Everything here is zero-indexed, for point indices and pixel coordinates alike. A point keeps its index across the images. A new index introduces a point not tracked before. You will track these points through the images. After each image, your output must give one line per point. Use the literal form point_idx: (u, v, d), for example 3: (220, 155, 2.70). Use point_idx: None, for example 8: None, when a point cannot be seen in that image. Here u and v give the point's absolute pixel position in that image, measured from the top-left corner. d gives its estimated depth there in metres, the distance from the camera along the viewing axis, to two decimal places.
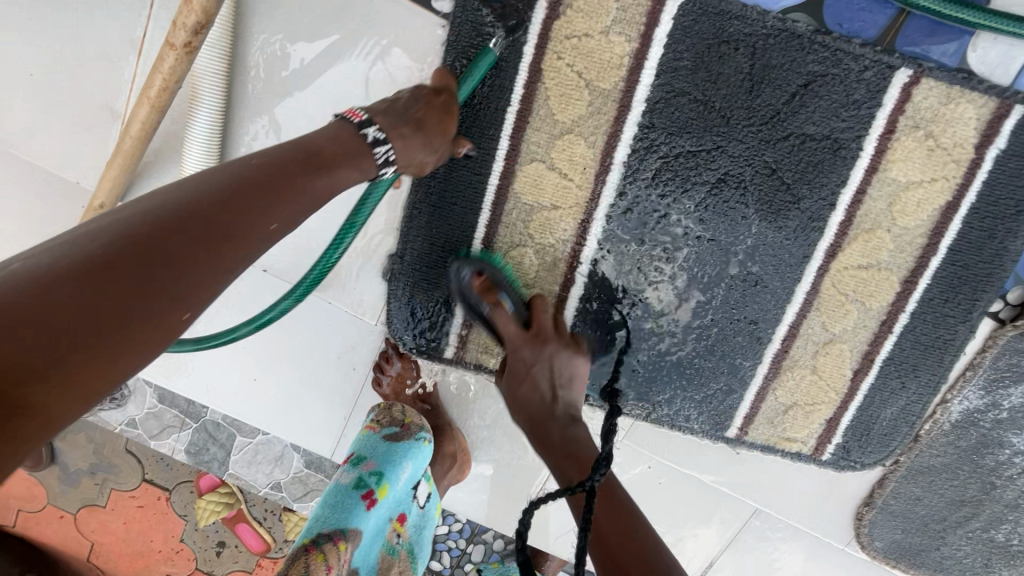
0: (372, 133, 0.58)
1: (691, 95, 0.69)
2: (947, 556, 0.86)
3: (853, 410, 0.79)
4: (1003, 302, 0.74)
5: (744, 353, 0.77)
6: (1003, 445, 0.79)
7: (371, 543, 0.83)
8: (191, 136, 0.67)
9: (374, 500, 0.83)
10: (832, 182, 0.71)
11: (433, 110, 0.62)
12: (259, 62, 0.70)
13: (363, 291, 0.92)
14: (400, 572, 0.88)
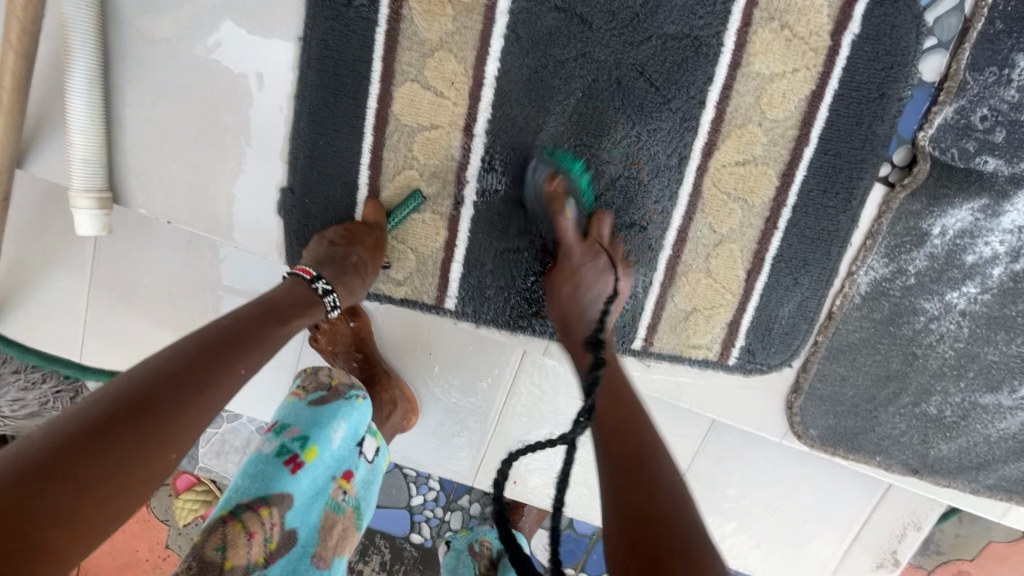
0: (321, 287, 0.66)
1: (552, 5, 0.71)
2: (885, 436, 0.85)
3: (763, 297, 0.79)
4: (891, 166, 0.75)
5: (635, 259, 0.79)
6: (917, 312, 0.79)
7: (309, 504, 0.74)
8: (71, 88, 0.69)
9: (300, 463, 0.74)
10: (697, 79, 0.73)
11: (369, 253, 0.72)
12: (130, 10, 0.71)
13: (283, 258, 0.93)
14: (346, 532, 0.79)
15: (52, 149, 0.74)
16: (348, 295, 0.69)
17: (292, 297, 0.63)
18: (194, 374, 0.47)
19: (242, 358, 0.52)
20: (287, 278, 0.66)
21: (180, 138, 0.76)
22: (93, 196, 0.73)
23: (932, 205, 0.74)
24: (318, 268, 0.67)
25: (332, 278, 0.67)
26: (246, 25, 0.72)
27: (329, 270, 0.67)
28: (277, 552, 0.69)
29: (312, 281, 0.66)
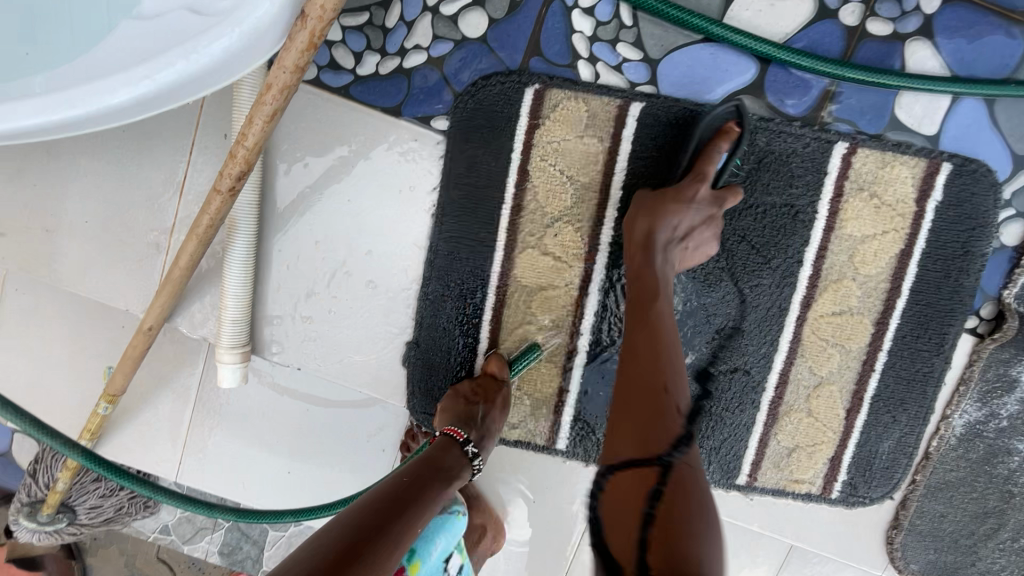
0: (472, 449, 0.73)
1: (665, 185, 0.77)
2: (985, 571, 0.87)
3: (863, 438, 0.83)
4: (978, 318, 0.80)
5: (739, 400, 0.82)
6: (1012, 452, 0.83)
7: None
8: (230, 261, 0.76)
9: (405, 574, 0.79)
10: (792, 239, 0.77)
11: (499, 411, 0.77)
12: (284, 187, 0.80)
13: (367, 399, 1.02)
14: None
15: (199, 307, 0.81)
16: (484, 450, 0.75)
17: (449, 458, 0.71)
18: (376, 526, 0.55)
19: (412, 513, 0.60)
20: (441, 437, 0.73)
21: (318, 294, 0.82)
22: (238, 351, 0.79)
23: (1022, 355, 0.79)
24: (464, 429, 0.74)
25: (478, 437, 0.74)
26: (387, 200, 0.79)
27: (473, 430, 0.74)
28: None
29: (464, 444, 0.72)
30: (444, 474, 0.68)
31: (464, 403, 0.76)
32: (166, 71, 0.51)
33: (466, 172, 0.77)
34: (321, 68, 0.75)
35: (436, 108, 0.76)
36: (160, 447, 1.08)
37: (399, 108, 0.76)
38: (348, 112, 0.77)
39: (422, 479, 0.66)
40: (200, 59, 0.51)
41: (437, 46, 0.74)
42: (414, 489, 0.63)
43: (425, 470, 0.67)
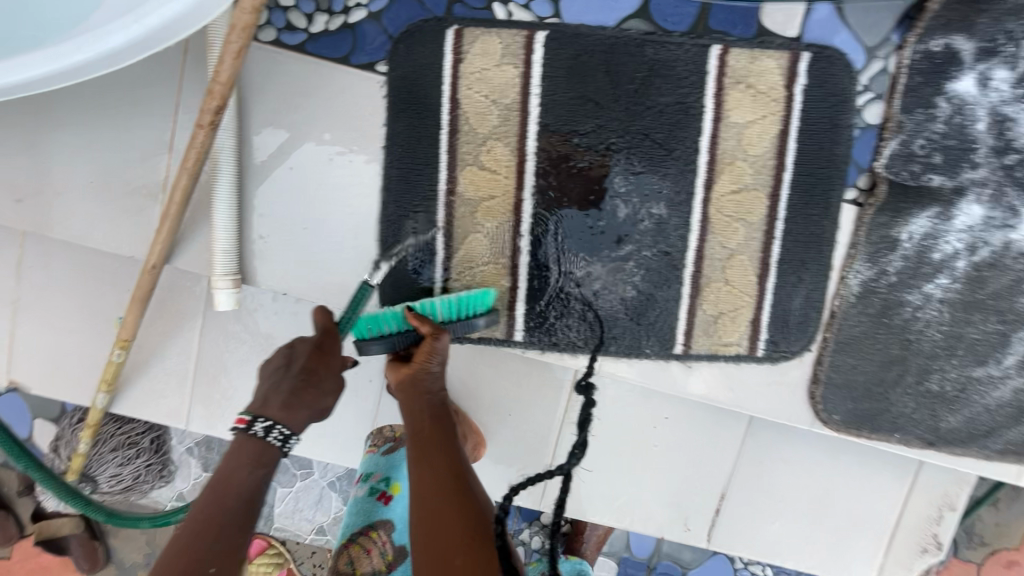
0: (259, 427, 0.80)
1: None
2: (899, 415, 0.99)
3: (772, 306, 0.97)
4: (856, 189, 0.94)
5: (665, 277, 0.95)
6: (904, 304, 0.96)
7: (410, 525, 0.95)
8: (217, 197, 0.90)
9: (389, 496, 0.96)
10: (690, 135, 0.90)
11: (314, 364, 0.82)
12: (256, 134, 0.93)
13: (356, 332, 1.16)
14: None
15: (194, 245, 0.95)
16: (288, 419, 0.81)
17: (243, 456, 0.80)
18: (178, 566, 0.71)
19: (213, 535, 0.74)
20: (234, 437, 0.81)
21: (294, 224, 0.96)
22: (229, 278, 0.92)
23: (896, 216, 0.93)
24: (250, 413, 0.81)
25: (268, 414, 0.80)
26: (347, 137, 0.93)
27: (262, 409, 0.81)
28: (396, 563, 0.90)
29: (253, 426, 0.80)
30: (259, 461, 0.80)
31: (264, 388, 0.83)
32: (154, 16, 0.65)
33: (408, 102, 0.91)
34: (280, 30, 0.90)
35: (379, 54, 0.91)
36: (169, 397, 1.21)
37: (348, 58, 0.91)
38: (305, 64, 0.91)
39: (242, 472, 0.79)
40: (181, 2, 0.65)
41: (375, 2, 0.89)
42: (230, 485, 0.78)
43: (244, 463, 0.79)
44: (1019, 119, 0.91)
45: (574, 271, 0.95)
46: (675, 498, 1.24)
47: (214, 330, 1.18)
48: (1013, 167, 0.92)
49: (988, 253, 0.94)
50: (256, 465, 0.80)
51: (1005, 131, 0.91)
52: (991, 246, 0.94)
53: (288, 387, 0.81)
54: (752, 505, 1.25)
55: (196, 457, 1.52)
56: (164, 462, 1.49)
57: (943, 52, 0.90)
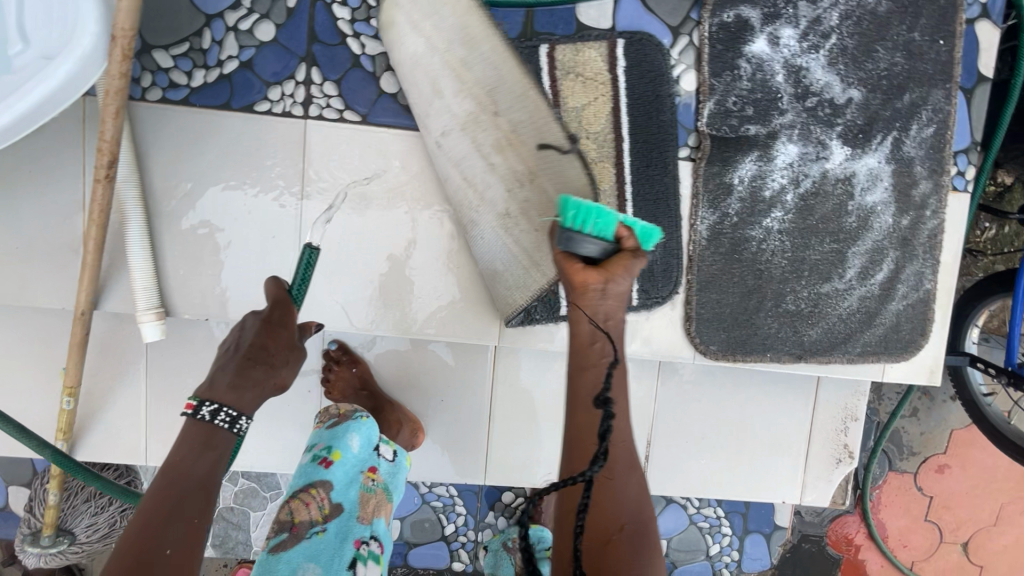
0: (207, 410, 0.79)
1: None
2: (767, 336, 1.12)
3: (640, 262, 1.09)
4: (687, 148, 1.08)
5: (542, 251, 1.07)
6: (749, 239, 1.09)
7: (347, 486, 1.04)
8: (131, 242, 1.01)
9: (330, 461, 1.04)
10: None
11: (264, 332, 0.87)
12: (160, 182, 1.05)
13: None
14: (378, 503, 1.08)
15: (119, 289, 1.06)
16: (241, 396, 0.82)
17: (195, 438, 0.78)
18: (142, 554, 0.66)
19: (178, 515, 0.71)
20: (187, 418, 0.79)
21: (207, 255, 1.08)
22: (152, 312, 1.03)
23: (726, 165, 1.07)
24: (200, 397, 0.80)
25: (216, 397, 0.80)
26: (240, 173, 1.06)
27: (210, 392, 0.80)
28: (331, 515, 1.00)
29: (199, 411, 0.79)
30: (209, 443, 0.78)
31: (217, 368, 0.84)
32: (57, 72, 0.75)
33: (288, 134, 1.04)
34: (164, 89, 1.02)
35: (255, 97, 1.04)
36: (126, 437, 1.30)
37: (228, 103, 1.04)
38: (192, 114, 1.03)
39: (186, 460, 0.76)
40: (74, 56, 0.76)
41: (244, 52, 1.03)
42: (183, 471, 0.75)
43: (192, 446, 0.77)
44: (810, 67, 1.06)
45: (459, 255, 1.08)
46: None
47: (158, 368, 1.28)
48: (814, 108, 1.07)
49: (810, 183, 1.08)
50: (207, 445, 0.78)
51: (801, 79, 1.06)
52: (811, 177, 1.08)
53: (246, 360, 0.84)
54: (679, 447, 1.37)
55: None
56: None
57: (735, 21, 1.05)
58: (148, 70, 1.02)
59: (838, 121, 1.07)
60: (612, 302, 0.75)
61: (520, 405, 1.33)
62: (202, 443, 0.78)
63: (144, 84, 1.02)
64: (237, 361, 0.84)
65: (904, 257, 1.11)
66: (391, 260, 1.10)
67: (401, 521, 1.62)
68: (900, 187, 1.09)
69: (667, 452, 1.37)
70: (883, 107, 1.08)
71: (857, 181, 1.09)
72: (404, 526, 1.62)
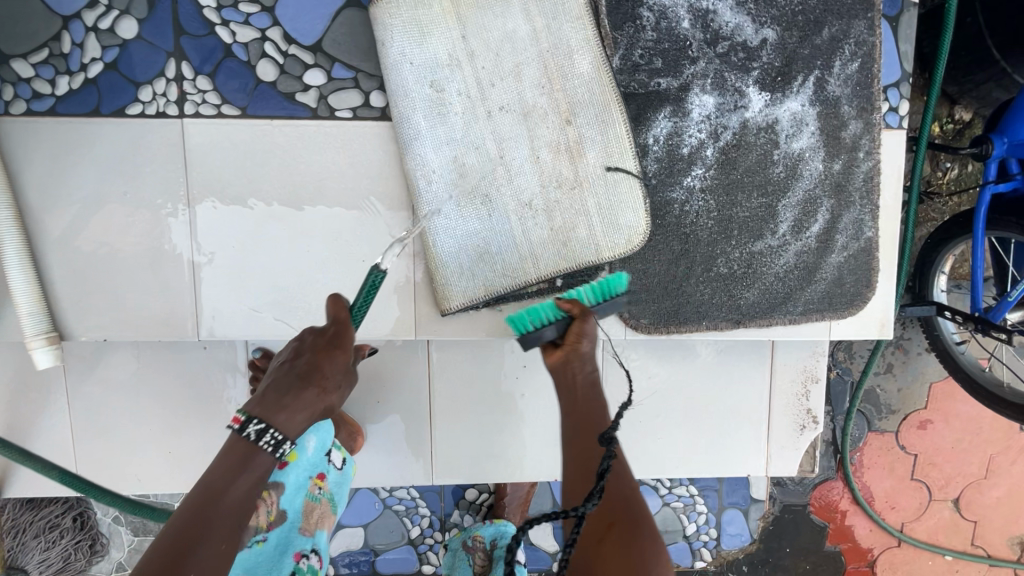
0: (256, 426, 0.76)
1: (321, 96, 0.99)
2: (701, 304, 1.05)
3: (562, 236, 0.99)
4: None
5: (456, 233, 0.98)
6: (671, 201, 1.02)
7: (296, 492, 1.01)
8: (9, 266, 0.95)
9: (284, 462, 0.99)
10: (422, 92, 0.96)
11: (314, 355, 0.83)
12: (37, 200, 0.99)
13: (212, 360, 1.22)
14: (321, 517, 1.02)
15: (8, 316, 1.00)
16: (279, 419, 0.77)
17: (240, 453, 0.75)
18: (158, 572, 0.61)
19: (194, 537, 0.65)
20: (229, 434, 0.76)
21: (98, 273, 1.02)
22: (43, 337, 0.98)
23: (637, 125, 1.00)
24: (248, 412, 0.77)
25: (265, 415, 0.77)
26: (120, 182, 0.99)
27: (260, 409, 0.77)
28: (274, 523, 0.97)
29: (246, 427, 0.76)
30: (244, 465, 0.74)
31: (270, 380, 0.81)
32: None
33: (166, 136, 0.98)
34: (28, 100, 0.96)
35: (125, 100, 0.97)
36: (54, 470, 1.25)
37: (97, 109, 0.97)
38: (60, 124, 0.97)
39: (225, 481, 0.72)
40: None
41: (107, 52, 0.96)
42: (217, 494, 0.71)
43: (224, 469, 0.73)
44: (717, 10, 0.99)
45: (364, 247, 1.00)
46: (556, 439, 1.30)
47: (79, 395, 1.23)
48: (726, 53, 0.99)
49: (730, 135, 1.01)
50: (247, 467, 0.74)
51: (709, 23, 0.99)
52: (731, 129, 1.01)
53: (301, 381, 0.80)
54: (632, 429, 1.30)
55: (125, 525, 1.56)
56: (93, 536, 1.53)
57: None
58: (8, 82, 0.96)
59: (753, 66, 0.99)
60: (582, 364, 0.85)
61: (459, 400, 1.27)
62: (239, 464, 0.74)
63: (6, 97, 0.96)
64: (306, 370, 0.81)
65: (840, 205, 1.03)
66: (293, 260, 1.03)
67: (364, 529, 1.57)
68: (828, 130, 1.01)
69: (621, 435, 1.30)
70: (802, 46, 1.00)
71: (781, 128, 1.01)
72: (367, 534, 1.57)
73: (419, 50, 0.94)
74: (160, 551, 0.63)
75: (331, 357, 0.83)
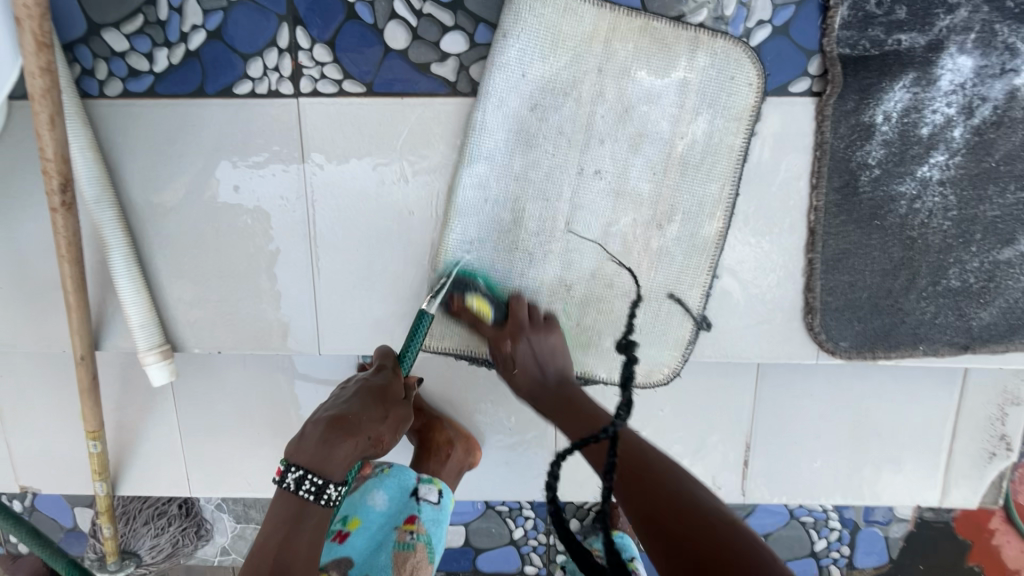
0: (293, 474, 0.71)
1: (461, 66, 0.80)
2: (918, 324, 0.85)
3: (591, 350, 0.89)
4: (808, 78, 0.78)
5: (471, 325, 0.89)
6: (897, 197, 0.80)
7: (374, 554, 0.92)
8: (118, 273, 0.85)
9: (347, 531, 0.94)
10: (588, 58, 0.77)
11: (365, 391, 0.78)
12: (138, 196, 0.87)
13: (322, 365, 1.11)
14: (418, 564, 0.92)
15: (118, 326, 0.91)
16: (325, 459, 0.72)
17: (286, 504, 0.71)
18: None
19: None
20: (276, 489, 0.72)
21: (208, 278, 0.90)
22: (156, 350, 0.88)
23: (865, 98, 0.77)
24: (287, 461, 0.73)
25: (300, 460, 0.71)
26: (229, 175, 0.86)
27: (295, 456, 0.72)
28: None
29: (286, 478, 0.71)
30: (299, 515, 0.71)
31: (313, 417, 0.76)
32: None
33: (281, 120, 0.83)
34: (124, 79, 0.82)
35: (231, 77, 0.82)
36: (163, 472, 1.20)
37: (202, 89, 0.82)
38: (161, 107, 0.83)
39: (280, 540, 0.70)
40: None
41: (210, 18, 0.80)
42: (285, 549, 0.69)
43: (277, 525, 0.71)
44: None
45: (512, 252, 0.86)
46: (696, 458, 1.14)
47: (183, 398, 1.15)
48: None
49: (989, 110, 0.77)
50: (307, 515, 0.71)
51: None
52: (992, 101, 0.77)
53: (344, 413, 0.75)
54: (785, 450, 1.13)
55: (227, 511, 1.52)
56: (198, 523, 1.50)
57: None
58: (101, 57, 0.81)
59: None
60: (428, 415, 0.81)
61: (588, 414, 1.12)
62: (291, 515, 0.71)
63: (100, 76, 0.82)
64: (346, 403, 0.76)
65: None
66: (423, 264, 0.89)
67: (465, 528, 1.50)
68: None
69: (772, 456, 1.14)
70: None
71: None
72: (468, 533, 1.50)
73: (561, 30, 0.76)
74: None
75: (375, 391, 0.78)
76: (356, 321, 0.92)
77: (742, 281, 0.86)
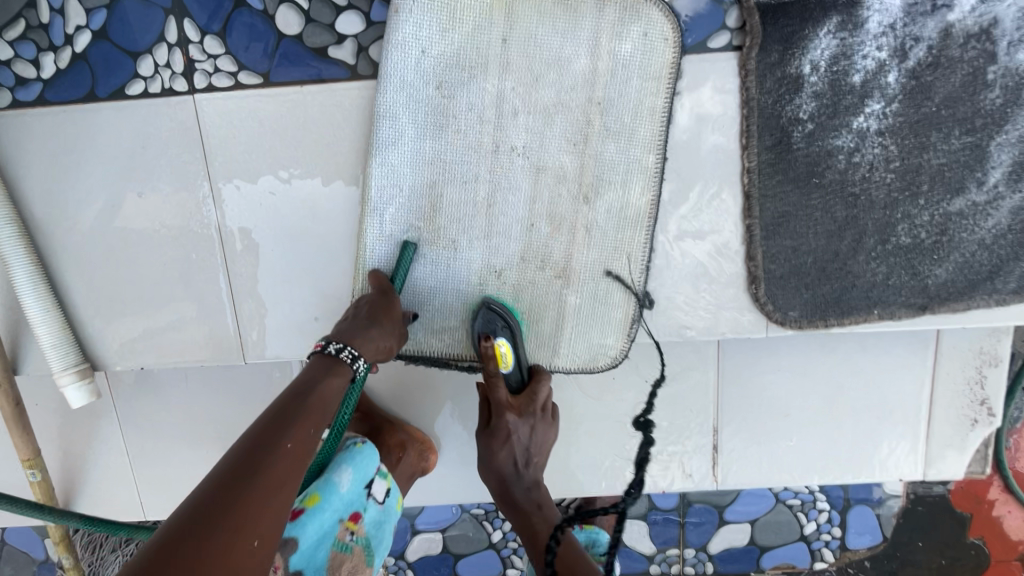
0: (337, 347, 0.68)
1: (360, 48, 0.76)
2: (870, 286, 0.79)
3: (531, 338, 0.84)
4: (728, 32, 0.73)
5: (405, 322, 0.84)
6: (834, 152, 0.75)
7: (315, 545, 0.84)
8: (23, 292, 0.81)
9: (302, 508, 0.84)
10: (491, 27, 0.73)
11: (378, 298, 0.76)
12: (41, 211, 0.83)
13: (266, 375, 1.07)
14: (353, 568, 0.87)
15: (34, 347, 0.87)
16: (359, 345, 0.69)
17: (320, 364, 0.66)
18: (256, 450, 0.54)
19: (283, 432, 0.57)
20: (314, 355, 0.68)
21: (123, 291, 0.86)
22: (73, 370, 0.84)
23: (789, 48, 0.72)
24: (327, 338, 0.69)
25: (342, 337, 0.69)
26: (132, 181, 0.82)
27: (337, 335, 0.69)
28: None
29: (326, 349, 0.68)
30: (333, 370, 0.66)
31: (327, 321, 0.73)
32: None
33: (179, 119, 0.79)
34: (12, 89, 0.78)
35: (122, 79, 0.78)
36: (114, 497, 1.16)
37: (93, 92, 0.78)
38: (54, 115, 0.79)
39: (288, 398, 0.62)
40: None
41: (94, 18, 0.76)
42: (303, 395, 0.62)
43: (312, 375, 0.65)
44: None
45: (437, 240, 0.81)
46: (663, 445, 1.09)
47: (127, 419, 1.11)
48: None
49: (923, 52, 0.72)
50: (329, 395, 0.64)
51: None
52: (926, 41, 0.71)
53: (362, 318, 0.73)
54: (755, 430, 1.08)
55: None
56: None
57: None
58: None
59: None
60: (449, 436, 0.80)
61: None
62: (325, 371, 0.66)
63: None
64: (339, 333, 0.70)
65: None
66: (345, 260, 0.85)
67: (442, 535, 1.45)
68: None
69: (742, 437, 1.08)
70: None
71: (1000, 33, 0.71)
72: (446, 540, 1.45)
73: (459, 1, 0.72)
74: (258, 440, 0.55)
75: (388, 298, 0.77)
76: (283, 326, 0.87)
77: (681, 253, 0.81)
